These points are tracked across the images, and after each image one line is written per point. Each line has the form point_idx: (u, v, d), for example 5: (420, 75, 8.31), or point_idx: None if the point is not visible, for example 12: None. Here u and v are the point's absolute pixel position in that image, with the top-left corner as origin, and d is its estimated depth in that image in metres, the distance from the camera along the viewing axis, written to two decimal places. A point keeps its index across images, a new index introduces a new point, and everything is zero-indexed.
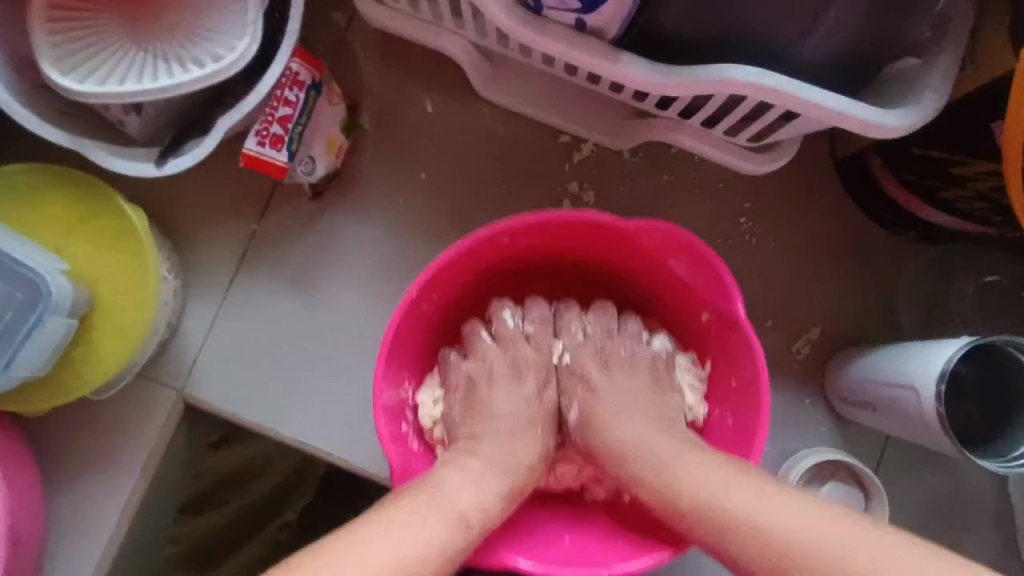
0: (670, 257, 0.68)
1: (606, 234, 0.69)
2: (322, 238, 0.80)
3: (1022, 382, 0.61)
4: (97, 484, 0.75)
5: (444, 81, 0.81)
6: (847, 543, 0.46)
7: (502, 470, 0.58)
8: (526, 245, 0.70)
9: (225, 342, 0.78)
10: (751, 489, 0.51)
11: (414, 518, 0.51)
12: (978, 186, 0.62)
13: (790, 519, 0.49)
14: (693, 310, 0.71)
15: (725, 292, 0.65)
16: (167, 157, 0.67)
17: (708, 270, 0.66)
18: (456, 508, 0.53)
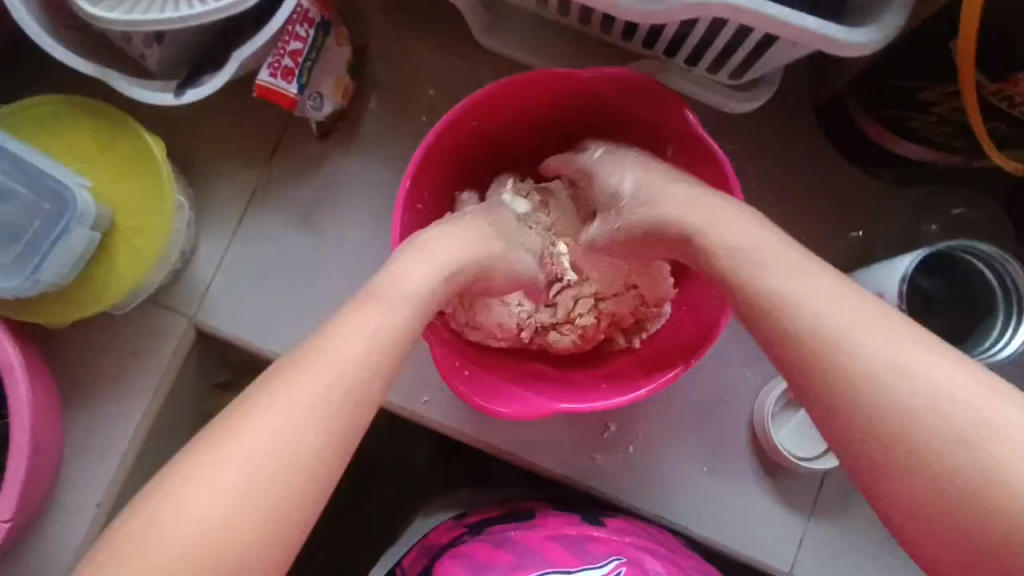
0: (629, 95, 0.74)
1: (563, 91, 0.75)
2: (328, 176, 0.84)
3: (982, 290, 0.66)
4: (111, 404, 0.79)
5: (445, 29, 0.86)
6: (865, 327, 0.50)
7: (434, 276, 0.60)
8: (495, 116, 0.77)
9: (235, 273, 0.83)
10: (781, 255, 0.55)
11: (344, 345, 0.54)
12: (943, 109, 0.68)
13: (811, 294, 0.52)
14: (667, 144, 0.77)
15: (676, 109, 0.72)
16: (184, 87, 0.71)
17: (658, 99, 0.73)
18: (397, 302, 0.57)
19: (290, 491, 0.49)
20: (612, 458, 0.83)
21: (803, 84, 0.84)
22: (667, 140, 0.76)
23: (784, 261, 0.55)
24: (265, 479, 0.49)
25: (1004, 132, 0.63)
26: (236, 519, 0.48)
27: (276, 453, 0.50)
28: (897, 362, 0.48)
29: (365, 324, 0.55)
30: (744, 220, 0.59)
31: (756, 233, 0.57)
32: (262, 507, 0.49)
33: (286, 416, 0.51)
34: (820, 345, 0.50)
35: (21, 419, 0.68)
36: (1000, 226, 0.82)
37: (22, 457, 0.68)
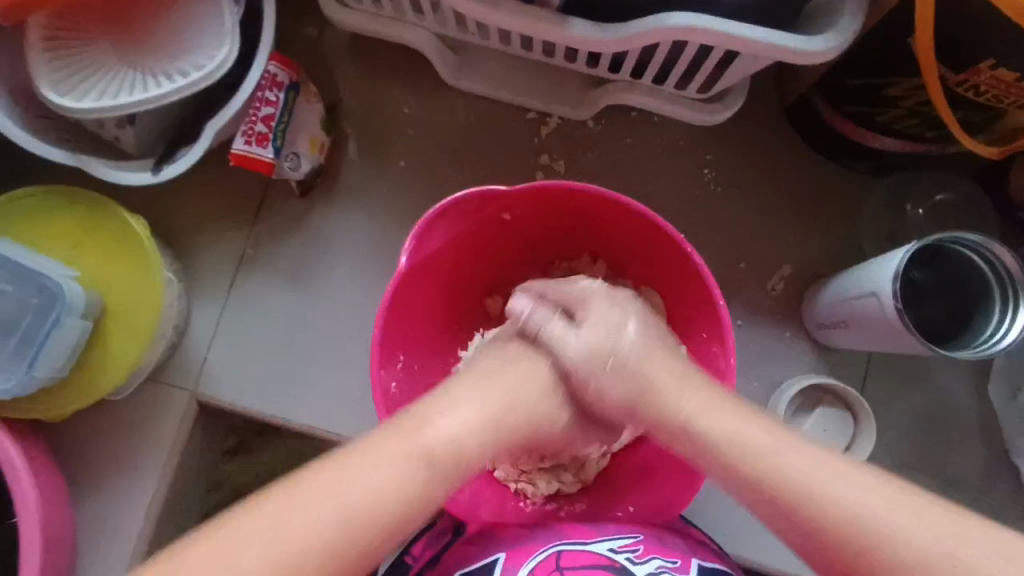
0: (456, 222, 0.71)
1: (414, 277, 0.71)
2: (311, 233, 0.84)
3: (977, 277, 0.66)
4: (121, 488, 0.78)
5: (413, 76, 0.87)
6: (919, 519, 0.45)
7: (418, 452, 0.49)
8: (397, 341, 0.70)
9: (229, 340, 0.82)
10: (811, 462, 0.49)
11: (333, 478, 0.46)
12: (907, 103, 0.68)
13: (864, 505, 0.46)
14: (530, 211, 0.74)
15: (483, 198, 0.70)
16: (162, 164, 0.72)
17: (462, 209, 0.70)
18: (433, 449, 0.49)
19: None
20: None
21: (770, 88, 0.85)
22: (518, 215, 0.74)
23: (855, 487, 0.47)
24: None
25: (972, 118, 0.64)
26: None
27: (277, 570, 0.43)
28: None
29: (382, 454, 0.48)
30: (788, 442, 0.50)
31: (807, 457, 0.49)
32: None
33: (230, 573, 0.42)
34: (857, 552, 0.45)
35: (29, 522, 0.67)
36: (983, 204, 0.83)
37: (36, 558, 0.67)
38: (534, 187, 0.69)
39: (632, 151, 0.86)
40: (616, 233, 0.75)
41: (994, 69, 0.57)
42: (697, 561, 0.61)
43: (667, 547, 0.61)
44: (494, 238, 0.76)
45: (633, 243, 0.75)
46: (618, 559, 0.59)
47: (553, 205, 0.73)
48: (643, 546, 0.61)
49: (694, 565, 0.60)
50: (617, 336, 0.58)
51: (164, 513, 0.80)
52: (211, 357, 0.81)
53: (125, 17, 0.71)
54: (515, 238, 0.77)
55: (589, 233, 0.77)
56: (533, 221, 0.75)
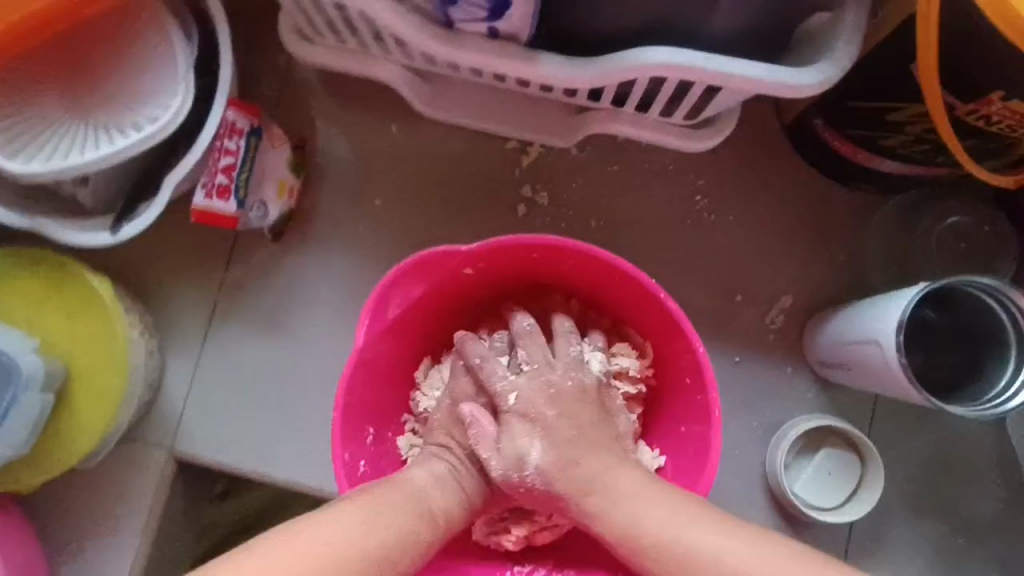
0: (415, 281, 0.68)
1: (378, 343, 0.68)
2: (285, 279, 0.81)
3: (992, 325, 0.60)
4: (99, 552, 0.76)
5: (386, 108, 0.83)
6: None
7: (412, 509, 0.55)
8: (363, 408, 0.68)
9: (203, 403, 0.79)
10: (784, 556, 0.51)
11: (318, 539, 0.50)
12: (915, 129, 0.63)
13: None
14: (494, 264, 0.71)
15: (441, 255, 0.67)
16: (120, 222, 0.69)
17: (419, 268, 0.67)
18: (400, 513, 0.54)
19: None
20: None
21: (765, 106, 0.80)
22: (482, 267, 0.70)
23: None
24: None
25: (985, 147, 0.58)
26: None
27: None
28: None
29: (401, 497, 0.56)
30: (773, 542, 0.52)
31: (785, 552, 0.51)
32: None
33: None
34: None
35: None
36: (998, 225, 0.77)
37: None
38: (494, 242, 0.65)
39: (619, 180, 0.81)
40: (587, 277, 0.71)
41: (1007, 101, 0.51)
42: None
43: None
44: (457, 290, 0.73)
45: (606, 286, 0.71)
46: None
47: (517, 256, 0.70)
48: None
49: None
50: (523, 466, 0.60)
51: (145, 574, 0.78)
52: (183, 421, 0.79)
53: (76, 69, 0.68)
54: (483, 288, 0.74)
55: (559, 275, 0.73)
56: (499, 271, 0.72)
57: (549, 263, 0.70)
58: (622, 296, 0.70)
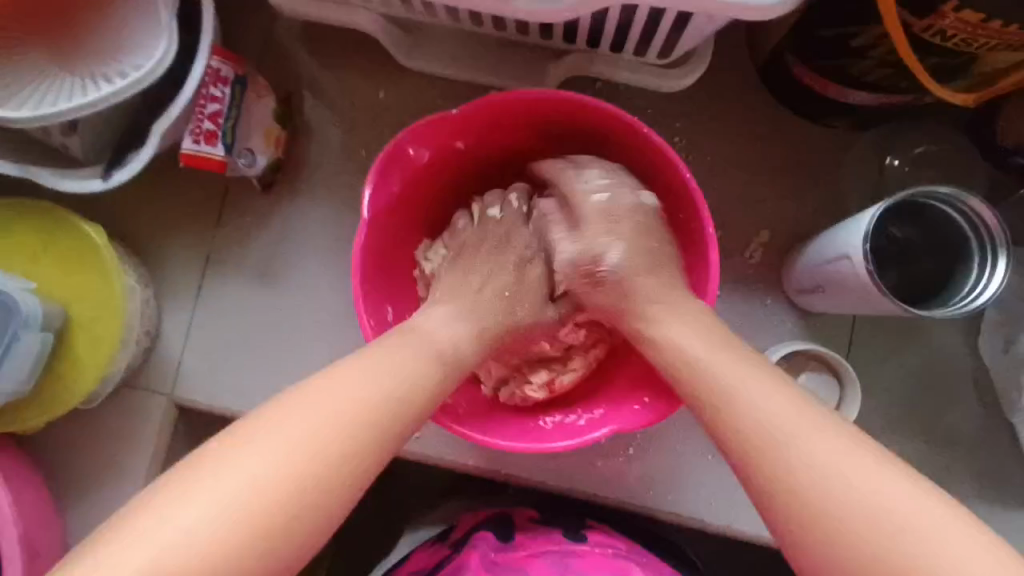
0: (418, 155, 0.71)
1: (381, 224, 0.72)
2: (276, 228, 0.83)
3: (956, 234, 0.63)
4: (106, 496, 0.78)
5: (369, 60, 0.84)
6: (849, 466, 0.52)
7: (467, 316, 0.63)
8: (379, 271, 0.72)
9: (207, 318, 0.82)
10: (771, 392, 0.56)
11: (313, 407, 0.53)
12: (877, 53, 0.65)
13: (793, 424, 0.54)
14: (483, 135, 0.74)
15: (438, 125, 0.70)
16: (112, 170, 0.71)
17: (421, 137, 0.70)
18: (399, 364, 0.57)
19: (270, 512, 0.50)
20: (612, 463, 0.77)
21: (738, 47, 0.82)
22: (481, 135, 0.73)
23: (783, 406, 0.55)
24: (259, 482, 0.50)
25: (943, 66, 0.60)
26: (263, 513, 0.49)
27: (264, 474, 0.50)
28: (900, 522, 0.49)
29: (431, 330, 0.61)
30: (765, 381, 0.57)
31: (759, 378, 0.57)
32: (245, 527, 0.49)
33: (232, 483, 0.50)
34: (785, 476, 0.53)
35: (7, 534, 0.68)
36: (968, 153, 0.79)
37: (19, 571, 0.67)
38: (490, 102, 0.69)
39: None
40: (585, 139, 0.74)
41: (958, 11, 0.53)
42: None
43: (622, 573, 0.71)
44: (463, 158, 0.76)
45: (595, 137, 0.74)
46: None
47: (503, 122, 0.73)
48: None
49: None
50: (600, 264, 0.66)
51: None
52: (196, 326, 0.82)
53: (60, 21, 0.69)
54: (473, 160, 0.77)
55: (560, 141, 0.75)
56: (487, 142, 0.75)
57: (536, 125, 0.73)
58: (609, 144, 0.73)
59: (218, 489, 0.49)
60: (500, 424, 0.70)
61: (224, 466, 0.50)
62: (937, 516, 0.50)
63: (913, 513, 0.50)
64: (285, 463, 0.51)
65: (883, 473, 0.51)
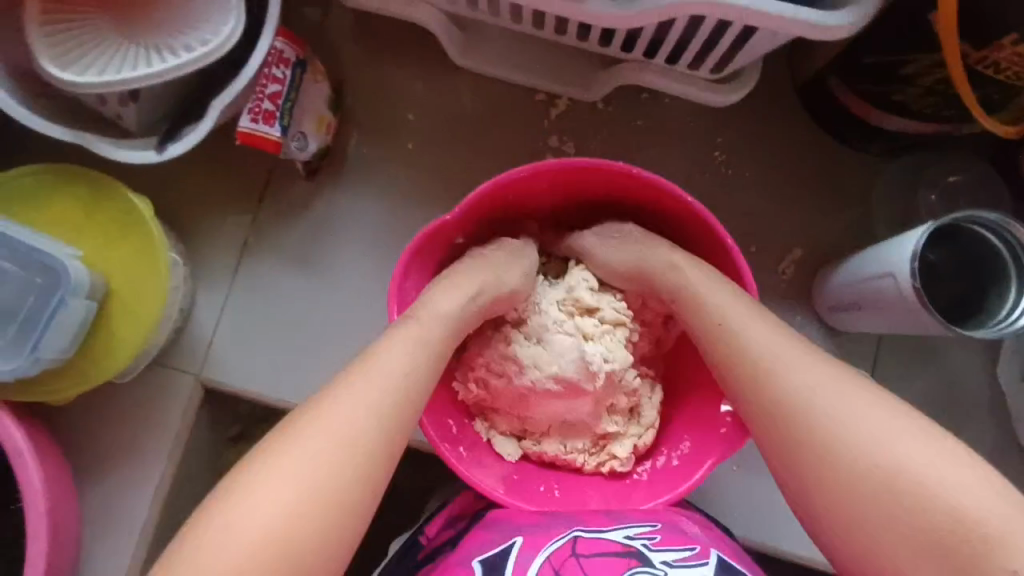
0: (462, 221, 0.71)
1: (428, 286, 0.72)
2: (317, 214, 0.83)
3: (993, 258, 0.66)
4: (126, 474, 0.77)
5: (420, 55, 0.85)
6: (834, 388, 0.56)
7: (472, 287, 0.64)
8: None
9: (245, 365, 0.80)
10: (758, 321, 0.61)
11: (372, 379, 0.56)
12: (927, 81, 0.67)
13: (772, 345, 0.59)
14: (477, 222, 0.73)
15: (481, 195, 0.69)
16: (166, 143, 0.70)
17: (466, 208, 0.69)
18: (437, 327, 0.60)
19: (346, 482, 0.52)
20: None
21: (781, 69, 0.84)
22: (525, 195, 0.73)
23: (771, 338, 0.59)
24: (330, 455, 0.52)
25: (990, 97, 0.63)
26: (334, 485, 0.51)
27: (335, 447, 0.52)
28: (878, 438, 0.53)
29: (437, 309, 0.61)
30: (754, 313, 0.61)
31: (752, 318, 0.61)
32: (321, 498, 0.51)
33: (308, 459, 0.52)
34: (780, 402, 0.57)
35: (35, 503, 0.66)
36: (996, 187, 0.82)
37: (39, 545, 0.65)
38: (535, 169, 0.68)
39: (643, 133, 0.85)
40: (627, 197, 0.74)
41: (1015, 45, 0.56)
42: (717, 552, 0.60)
43: (685, 536, 0.62)
44: (507, 214, 0.76)
45: (588, 189, 0.74)
46: (634, 544, 0.59)
47: (491, 206, 0.72)
48: (660, 534, 0.61)
49: (714, 555, 0.60)
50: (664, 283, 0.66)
51: (169, 499, 0.79)
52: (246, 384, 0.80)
53: None
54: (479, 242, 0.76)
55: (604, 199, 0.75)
56: (484, 223, 0.75)
57: (530, 192, 0.73)
58: (605, 191, 0.74)
59: (294, 465, 0.51)
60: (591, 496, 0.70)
61: (278, 451, 0.52)
62: (913, 430, 0.53)
63: (890, 428, 0.53)
64: (341, 436, 0.53)
65: (870, 398, 0.55)
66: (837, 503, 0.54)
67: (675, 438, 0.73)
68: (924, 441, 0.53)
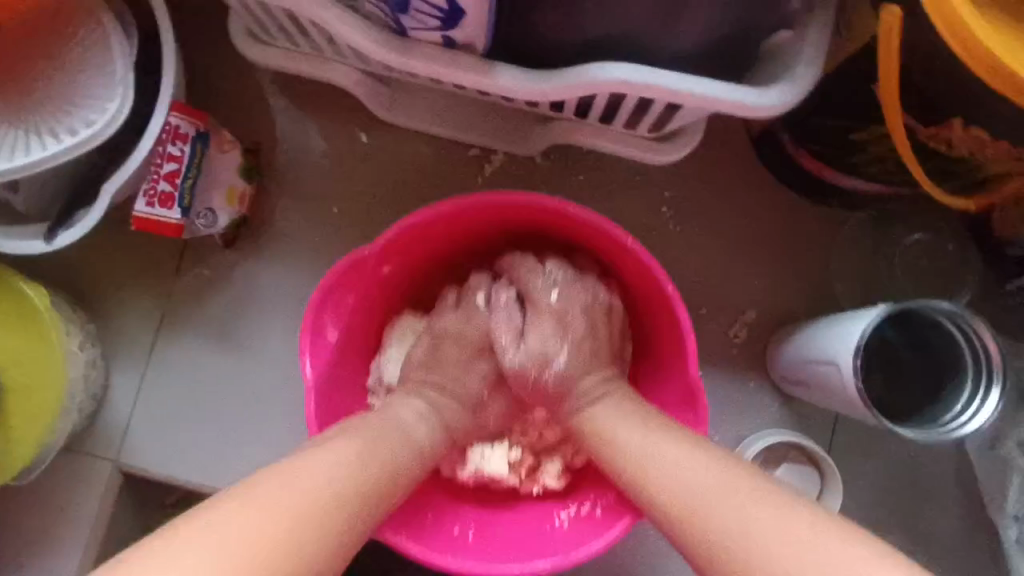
0: (393, 251, 0.65)
1: (349, 310, 0.65)
2: (238, 287, 0.78)
3: (952, 351, 0.59)
4: (40, 569, 0.73)
5: (344, 111, 0.79)
6: (696, 475, 0.52)
7: (420, 405, 0.60)
8: (343, 355, 0.66)
9: (160, 411, 0.77)
10: (624, 412, 0.59)
11: (300, 478, 0.49)
12: (877, 150, 0.61)
13: (621, 425, 0.58)
14: (410, 251, 0.68)
15: (411, 222, 0.63)
16: (55, 229, 0.65)
17: (398, 236, 0.64)
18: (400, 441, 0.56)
19: None
20: None
21: (733, 116, 0.78)
22: (465, 224, 0.67)
23: (626, 420, 0.58)
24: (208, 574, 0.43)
25: (945, 168, 0.57)
26: None
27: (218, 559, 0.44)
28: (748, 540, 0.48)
29: (321, 464, 0.51)
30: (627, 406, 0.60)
31: (624, 410, 0.59)
32: None
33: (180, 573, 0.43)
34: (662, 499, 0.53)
35: None
36: (962, 243, 0.76)
37: None
38: (471, 199, 0.63)
39: (584, 190, 0.79)
40: (576, 236, 0.67)
41: (966, 127, 0.50)
42: None
43: None
44: (444, 242, 0.69)
45: (531, 225, 0.68)
46: None
47: (419, 237, 0.66)
48: None
49: None
50: (545, 364, 0.63)
51: None
52: (162, 460, 0.76)
53: (3, 65, 0.63)
54: (405, 275, 0.70)
55: (553, 233, 0.69)
56: (413, 254, 0.68)
57: (460, 224, 0.67)
58: (549, 227, 0.68)
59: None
60: (518, 527, 0.65)
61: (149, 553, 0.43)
62: (798, 524, 0.47)
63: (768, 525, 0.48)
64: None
65: (743, 484, 0.50)
66: None
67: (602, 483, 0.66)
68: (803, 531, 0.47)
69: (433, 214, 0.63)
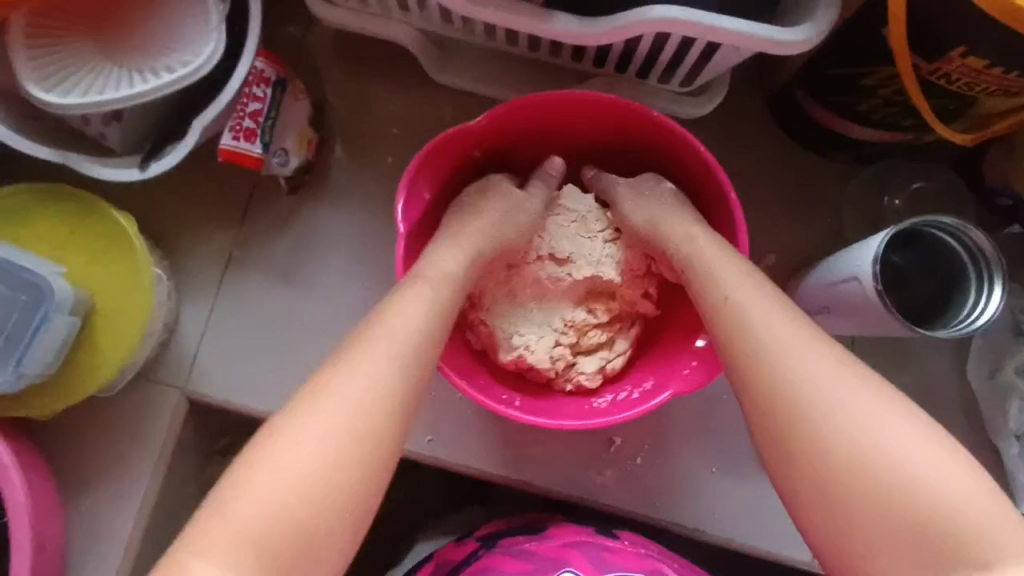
0: (491, 132, 0.76)
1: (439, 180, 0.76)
2: (301, 229, 0.84)
3: (954, 260, 0.68)
4: (111, 489, 0.78)
5: (400, 73, 0.87)
6: (803, 351, 0.58)
7: (468, 252, 0.69)
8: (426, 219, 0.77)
9: (227, 327, 0.82)
10: (738, 273, 0.64)
11: (363, 355, 0.58)
12: (885, 92, 0.70)
13: (727, 279, 0.64)
14: (502, 141, 0.78)
15: (520, 110, 0.74)
16: (148, 161, 0.72)
17: (503, 118, 0.74)
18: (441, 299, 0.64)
19: (332, 481, 0.54)
20: (620, 471, 0.83)
21: (752, 80, 0.87)
22: (554, 126, 0.78)
23: (738, 284, 0.63)
24: (312, 449, 0.54)
25: (946, 105, 0.65)
26: (313, 488, 0.53)
27: (316, 440, 0.54)
28: (846, 418, 0.55)
29: (381, 338, 0.60)
30: (736, 267, 0.65)
31: (734, 272, 0.64)
32: (298, 500, 0.53)
33: (295, 453, 0.54)
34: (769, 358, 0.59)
35: (20, 521, 0.67)
36: (958, 192, 0.85)
37: (24, 558, 0.67)
38: (571, 98, 0.73)
39: None
40: (642, 145, 0.78)
41: (965, 57, 0.58)
42: None
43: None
44: (530, 142, 0.80)
45: (607, 136, 0.79)
46: None
47: (504, 126, 0.76)
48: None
49: None
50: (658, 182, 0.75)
51: (154, 513, 0.80)
52: (231, 386, 0.81)
53: (111, 13, 0.71)
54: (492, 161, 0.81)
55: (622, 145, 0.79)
56: (503, 145, 0.79)
57: (549, 125, 0.78)
58: (619, 137, 0.78)
59: (277, 461, 0.54)
60: (558, 406, 0.74)
61: (257, 454, 0.54)
62: (888, 413, 0.55)
63: (861, 409, 0.55)
64: (316, 448, 0.54)
65: (849, 372, 0.57)
66: (802, 459, 0.56)
67: (640, 379, 0.76)
68: (896, 420, 0.54)
69: (538, 105, 0.74)
